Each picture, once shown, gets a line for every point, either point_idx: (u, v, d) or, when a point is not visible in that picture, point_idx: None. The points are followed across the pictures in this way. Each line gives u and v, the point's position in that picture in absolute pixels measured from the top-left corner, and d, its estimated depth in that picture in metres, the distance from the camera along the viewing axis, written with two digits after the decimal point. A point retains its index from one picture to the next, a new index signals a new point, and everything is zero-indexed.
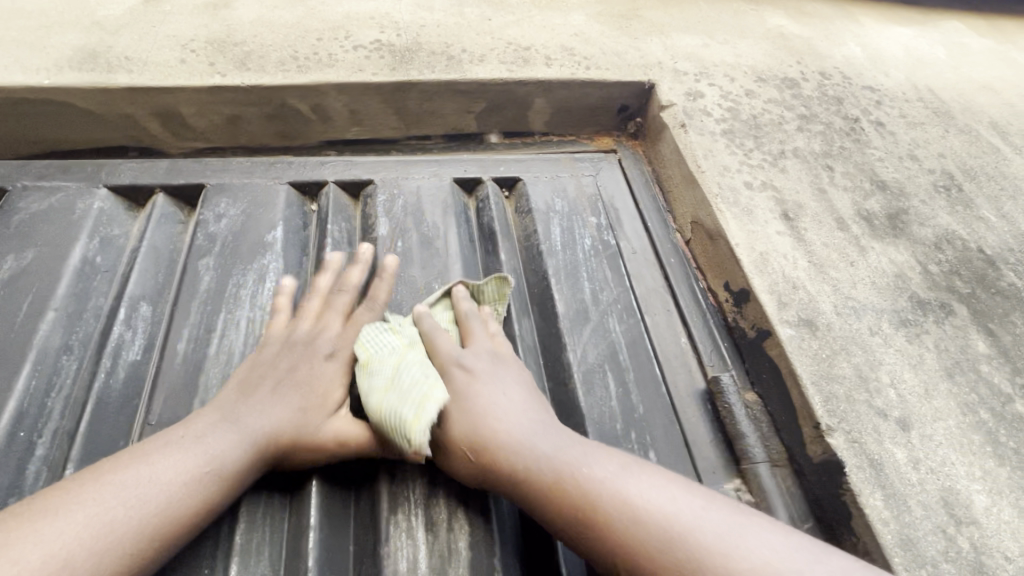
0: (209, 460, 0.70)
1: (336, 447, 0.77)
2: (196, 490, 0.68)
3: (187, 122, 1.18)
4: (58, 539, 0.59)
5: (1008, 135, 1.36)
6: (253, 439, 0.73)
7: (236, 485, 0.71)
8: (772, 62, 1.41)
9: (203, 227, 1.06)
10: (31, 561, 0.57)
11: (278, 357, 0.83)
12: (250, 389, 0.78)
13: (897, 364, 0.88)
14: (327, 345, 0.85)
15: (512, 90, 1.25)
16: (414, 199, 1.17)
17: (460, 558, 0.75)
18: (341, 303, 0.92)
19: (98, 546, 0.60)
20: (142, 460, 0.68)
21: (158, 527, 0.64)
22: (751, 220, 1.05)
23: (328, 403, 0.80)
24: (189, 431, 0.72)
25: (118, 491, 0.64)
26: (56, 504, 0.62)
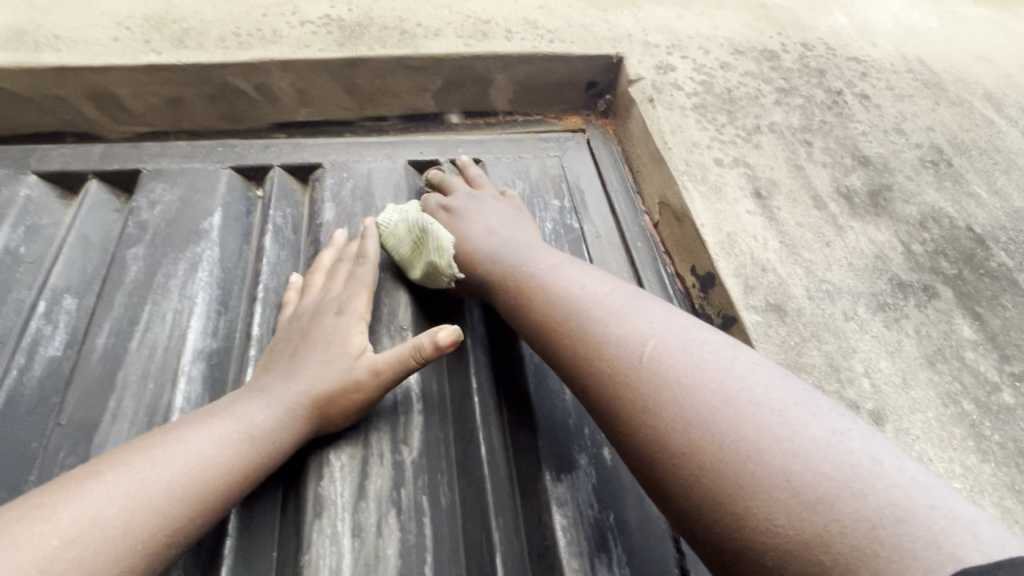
0: (240, 420, 0.68)
1: (372, 377, 0.75)
2: (228, 450, 0.65)
3: (123, 104, 1.11)
4: (88, 501, 0.56)
5: (1004, 107, 1.27)
6: (287, 400, 0.72)
7: (269, 446, 0.68)
8: (751, 34, 1.32)
9: (135, 214, 1.00)
10: (61, 518, 0.54)
11: (291, 329, 0.81)
12: (271, 363, 0.77)
13: (873, 351, 0.81)
14: (334, 302, 0.83)
15: (470, 66, 1.18)
16: (365, 182, 1.10)
17: (387, 566, 0.70)
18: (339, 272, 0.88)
19: (129, 507, 0.57)
20: (170, 426, 0.66)
21: (190, 486, 0.61)
22: (720, 198, 0.97)
23: (350, 350, 0.78)
24: (217, 401, 0.71)
25: (147, 452, 0.62)
26: (87, 468, 0.59)
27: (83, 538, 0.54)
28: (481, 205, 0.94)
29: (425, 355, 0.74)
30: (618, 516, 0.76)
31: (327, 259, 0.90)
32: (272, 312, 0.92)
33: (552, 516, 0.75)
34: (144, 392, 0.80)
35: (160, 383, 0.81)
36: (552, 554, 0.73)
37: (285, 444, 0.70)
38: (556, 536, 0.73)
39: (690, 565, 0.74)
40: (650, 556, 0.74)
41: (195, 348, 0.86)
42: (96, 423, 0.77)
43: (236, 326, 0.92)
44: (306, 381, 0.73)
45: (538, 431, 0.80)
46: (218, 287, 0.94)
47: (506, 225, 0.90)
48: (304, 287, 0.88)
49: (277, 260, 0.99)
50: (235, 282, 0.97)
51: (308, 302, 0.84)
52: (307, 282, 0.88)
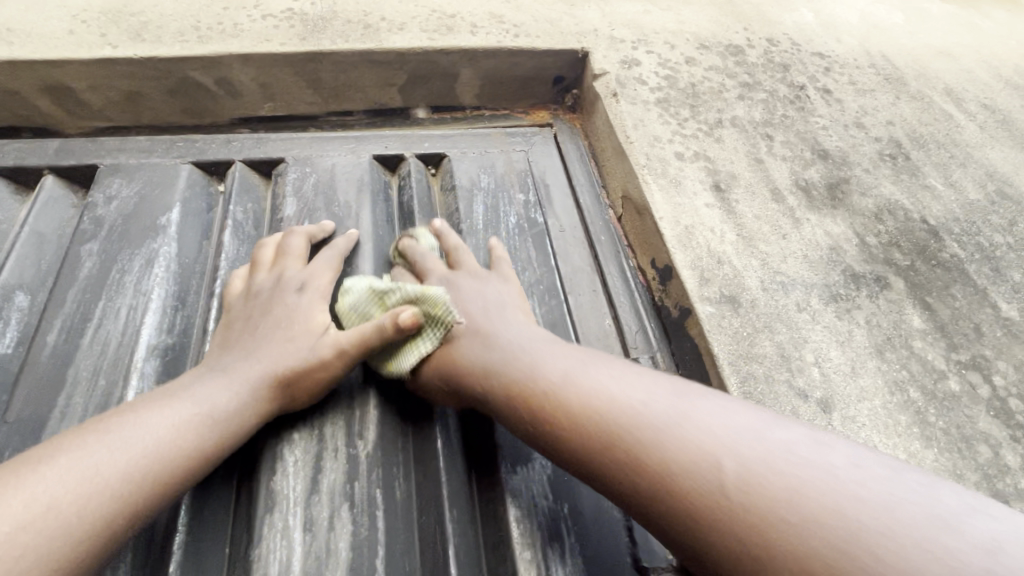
0: (199, 403, 0.68)
1: (336, 356, 0.75)
2: (186, 433, 0.65)
3: (80, 98, 1.10)
4: (41, 486, 0.55)
5: (964, 101, 1.29)
6: (246, 381, 0.72)
7: (229, 428, 0.69)
8: (717, 29, 1.33)
9: (90, 211, 0.98)
10: (11, 504, 0.53)
11: (249, 308, 0.81)
12: (230, 342, 0.77)
13: (824, 340, 0.82)
14: (295, 279, 0.84)
15: (435, 60, 1.17)
16: (327, 177, 1.09)
17: (339, 559, 0.70)
18: (295, 247, 0.89)
19: (84, 489, 0.57)
20: (126, 410, 0.65)
21: (147, 469, 0.61)
22: (679, 192, 0.98)
23: (313, 329, 0.78)
24: (175, 385, 0.70)
25: (103, 437, 0.61)
26: (38, 454, 0.58)
27: (35, 521, 0.53)
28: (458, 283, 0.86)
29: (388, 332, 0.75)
30: (573, 506, 0.76)
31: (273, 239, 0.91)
32: (230, 307, 0.92)
33: (505, 508, 0.75)
34: (95, 388, 0.80)
35: (112, 380, 0.81)
36: (505, 545, 0.74)
37: (246, 426, 0.71)
38: (509, 528, 0.74)
39: (643, 553, 0.74)
40: (603, 544, 0.74)
41: (149, 344, 0.85)
42: (44, 421, 0.76)
43: (194, 321, 0.91)
44: (266, 362, 0.73)
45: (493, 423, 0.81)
46: (175, 283, 0.93)
47: (488, 306, 0.82)
48: (255, 262, 0.88)
49: (236, 255, 0.98)
50: (194, 277, 0.95)
51: (264, 280, 0.84)
52: (258, 255, 0.88)
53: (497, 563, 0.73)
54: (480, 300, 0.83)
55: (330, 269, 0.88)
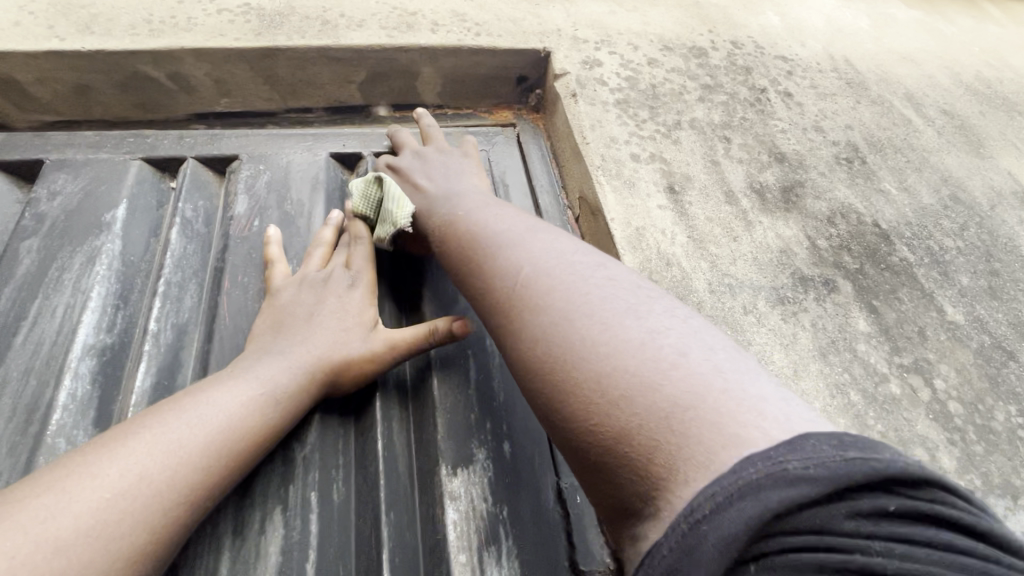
0: (263, 383, 0.70)
1: (387, 353, 0.78)
2: (255, 410, 0.67)
3: (27, 92, 1.08)
4: (129, 458, 0.58)
5: (924, 106, 1.30)
6: (304, 363, 0.73)
7: (291, 407, 0.71)
8: (681, 31, 1.33)
9: (33, 206, 0.96)
10: (108, 473, 0.57)
11: (300, 294, 0.82)
12: (282, 324, 0.78)
13: (768, 343, 0.82)
14: (345, 273, 0.85)
15: (394, 58, 1.16)
16: (282, 174, 1.08)
17: (269, 563, 0.69)
18: (346, 243, 0.90)
19: (168, 462, 0.59)
20: (199, 389, 0.67)
21: (221, 443, 0.63)
22: (632, 193, 0.98)
23: (366, 322, 0.80)
24: (238, 365, 0.72)
25: (179, 413, 0.64)
26: (121, 432, 0.61)
27: (132, 489, 0.57)
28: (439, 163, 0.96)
29: (437, 338, 0.80)
30: (512, 508, 0.76)
31: (326, 233, 0.92)
32: (174, 306, 0.91)
33: (444, 511, 0.74)
34: (25, 388, 0.78)
35: (43, 380, 0.79)
36: (441, 549, 0.72)
37: (305, 404, 0.72)
38: (446, 530, 0.73)
39: (580, 556, 0.74)
40: (539, 548, 0.74)
41: (86, 342, 0.83)
42: None
43: (136, 320, 0.89)
44: (322, 346, 0.75)
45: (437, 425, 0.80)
46: (118, 281, 0.91)
47: (456, 175, 0.93)
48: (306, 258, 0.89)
49: (183, 254, 0.97)
50: (139, 276, 0.94)
51: (317, 273, 0.85)
52: (311, 251, 0.90)
53: (433, 567, 0.72)
54: (449, 172, 0.93)
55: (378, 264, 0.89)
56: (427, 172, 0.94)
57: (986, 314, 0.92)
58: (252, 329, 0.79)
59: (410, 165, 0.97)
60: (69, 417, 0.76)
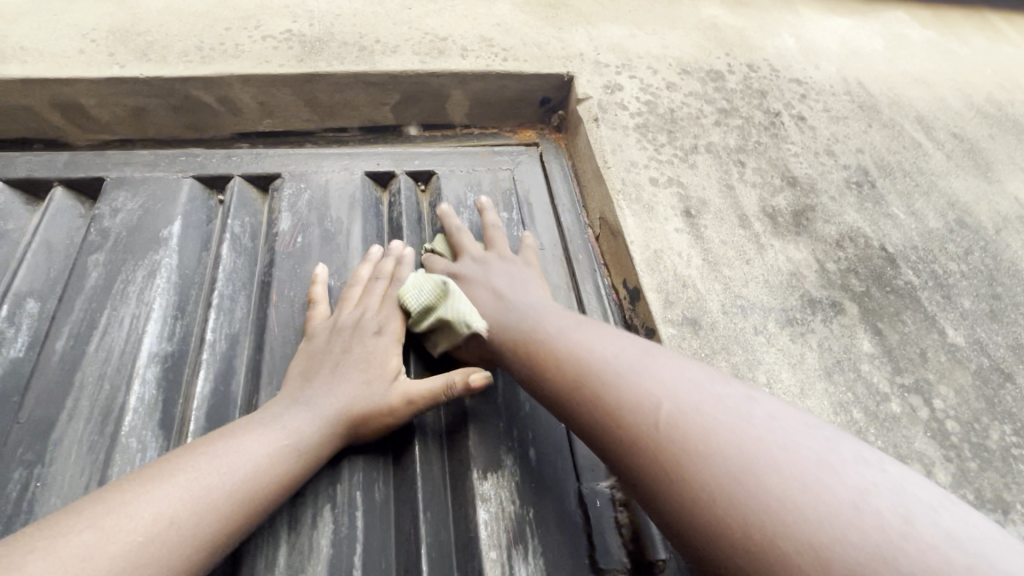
0: (289, 433, 0.74)
1: (407, 405, 0.81)
2: (280, 460, 0.72)
3: (89, 113, 1.16)
4: (163, 501, 0.62)
5: (934, 130, 1.34)
6: (329, 415, 0.78)
7: (313, 458, 0.75)
8: (699, 54, 1.39)
9: (97, 222, 1.05)
10: (144, 515, 0.60)
11: (330, 342, 0.87)
12: (313, 373, 0.83)
13: (776, 363, 0.89)
14: (375, 321, 0.89)
15: (426, 82, 1.23)
16: (321, 193, 1.15)
17: (319, 555, 0.77)
18: (378, 288, 0.94)
19: (198, 508, 0.64)
20: (229, 435, 0.72)
21: (245, 491, 0.68)
22: (651, 216, 1.04)
23: (388, 374, 0.83)
24: (268, 412, 0.77)
25: (211, 459, 0.68)
26: (159, 470, 0.65)
27: (163, 532, 0.61)
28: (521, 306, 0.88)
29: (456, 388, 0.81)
30: (537, 511, 0.83)
31: (362, 274, 0.97)
32: (227, 318, 0.98)
33: (476, 511, 0.81)
34: (100, 392, 0.86)
35: (116, 384, 0.87)
36: (474, 546, 0.79)
37: (328, 453, 0.77)
38: (478, 529, 0.80)
39: (599, 556, 0.81)
40: (561, 548, 0.80)
41: (151, 350, 0.92)
42: (54, 421, 0.83)
43: (193, 329, 0.98)
44: (349, 398, 0.80)
45: (469, 433, 0.87)
46: (176, 293, 0.99)
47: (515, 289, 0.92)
48: (341, 298, 0.94)
49: (234, 267, 1.05)
50: (193, 288, 1.02)
51: (348, 316, 0.90)
52: (347, 293, 0.94)
53: (466, 561, 0.79)
54: (507, 283, 0.93)
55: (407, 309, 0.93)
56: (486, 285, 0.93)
57: (986, 337, 0.97)
58: (286, 374, 0.85)
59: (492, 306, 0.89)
60: (139, 419, 0.85)
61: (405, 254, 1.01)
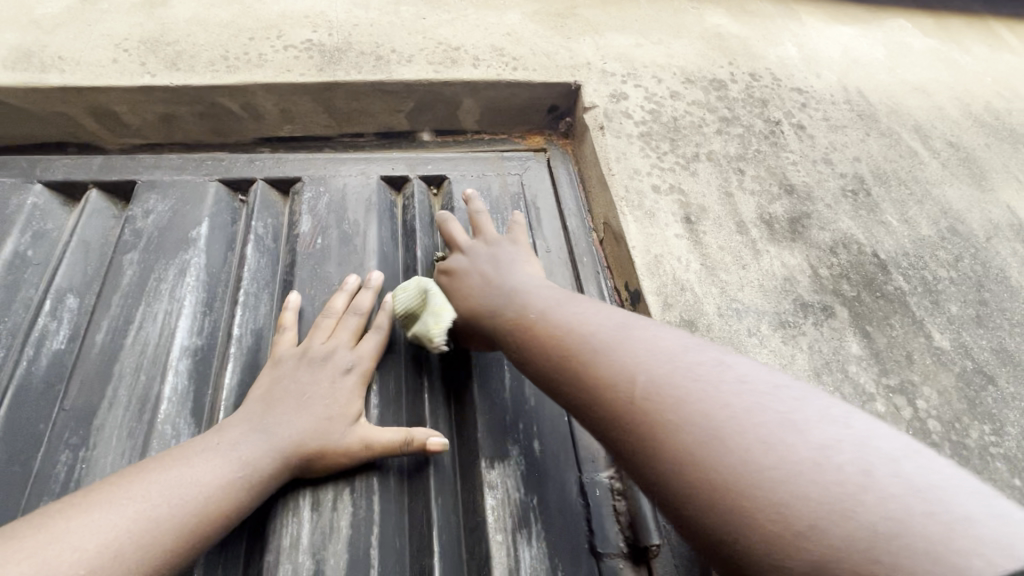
0: (244, 464, 0.77)
1: (362, 449, 0.84)
2: (230, 492, 0.74)
3: (121, 119, 1.23)
4: (109, 532, 0.65)
5: (931, 138, 1.38)
6: (283, 447, 0.80)
7: (264, 490, 0.78)
8: (703, 63, 1.43)
9: (131, 223, 1.11)
10: (88, 547, 0.63)
11: (297, 370, 0.88)
12: (273, 400, 0.84)
13: (768, 363, 0.94)
14: (346, 358, 0.91)
15: (439, 90, 1.28)
16: (339, 197, 1.21)
17: (340, 535, 0.83)
18: (353, 324, 0.96)
19: (143, 541, 0.67)
20: (183, 462, 0.74)
21: (192, 523, 0.71)
22: (652, 222, 1.09)
23: (350, 415, 0.86)
24: (224, 437, 0.79)
25: (160, 489, 0.71)
26: (106, 498, 0.68)
27: (105, 564, 0.63)
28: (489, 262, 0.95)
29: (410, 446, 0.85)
30: (540, 498, 0.89)
31: (337, 306, 0.99)
32: (252, 314, 1.05)
33: (483, 497, 0.88)
34: (137, 382, 0.93)
35: (152, 375, 0.94)
36: (481, 529, 0.86)
37: (279, 483, 0.80)
38: (485, 514, 0.87)
39: (597, 541, 0.87)
40: (562, 532, 0.86)
41: (182, 344, 0.98)
42: (95, 408, 0.90)
43: (220, 325, 1.04)
44: (306, 433, 0.81)
45: (477, 426, 0.93)
46: (204, 290, 1.06)
47: (511, 268, 0.93)
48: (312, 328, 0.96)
49: (257, 266, 1.11)
50: (220, 285, 1.09)
51: (319, 347, 0.91)
52: (319, 322, 0.96)
53: (474, 543, 0.86)
54: (503, 264, 0.94)
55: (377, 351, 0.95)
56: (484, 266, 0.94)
57: (971, 341, 1.02)
58: (249, 394, 0.87)
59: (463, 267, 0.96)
60: (173, 407, 0.92)
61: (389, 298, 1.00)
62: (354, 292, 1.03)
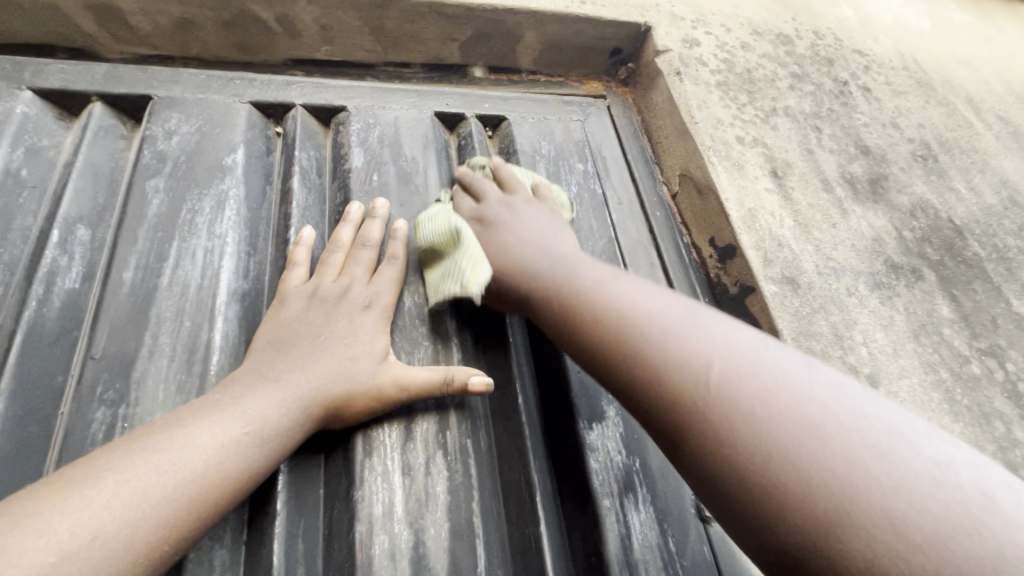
0: (249, 420, 0.64)
1: (394, 391, 0.74)
2: (235, 452, 0.62)
3: (128, 22, 1.02)
4: (86, 512, 0.52)
5: (982, 111, 1.38)
6: (297, 396, 0.68)
7: (277, 448, 0.66)
8: (768, 16, 1.36)
9: (150, 144, 0.94)
10: (57, 531, 0.50)
11: (309, 310, 0.77)
12: (284, 344, 0.73)
13: (870, 324, 0.91)
14: (362, 294, 0.81)
15: (502, 19, 1.15)
16: (392, 130, 1.08)
17: (437, 502, 0.74)
18: (365, 258, 0.86)
19: (129, 517, 0.53)
20: (172, 424, 0.61)
21: (191, 492, 0.58)
22: (742, 175, 1.03)
23: (375, 354, 0.75)
24: (225, 393, 0.66)
25: (147, 456, 0.57)
26: (83, 472, 0.54)
27: (82, 551, 0.50)
28: (522, 214, 0.89)
29: (449, 387, 0.75)
30: (642, 461, 0.83)
31: (344, 238, 0.88)
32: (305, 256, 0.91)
33: (584, 460, 0.81)
34: (180, 329, 0.79)
35: (197, 322, 0.80)
36: (585, 494, 0.79)
37: (294, 440, 0.68)
38: (588, 478, 0.79)
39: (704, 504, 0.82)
40: (669, 495, 0.81)
41: (228, 287, 0.84)
42: (133, 358, 0.76)
43: (266, 268, 0.90)
44: (325, 375, 0.71)
45: (568, 382, 0.85)
46: (246, 228, 0.91)
47: (549, 236, 0.85)
48: (322, 264, 0.85)
49: (305, 203, 0.97)
50: (262, 223, 0.94)
51: (331, 286, 0.81)
52: (327, 258, 0.85)
53: (576, 509, 0.79)
54: (540, 230, 0.86)
55: (396, 290, 0.85)
56: (518, 230, 0.85)
57: None
58: (254, 342, 0.76)
59: (499, 215, 0.90)
60: (226, 358, 0.78)
61: (400, 228, 0.89)
62: (360, 223, 0.91)
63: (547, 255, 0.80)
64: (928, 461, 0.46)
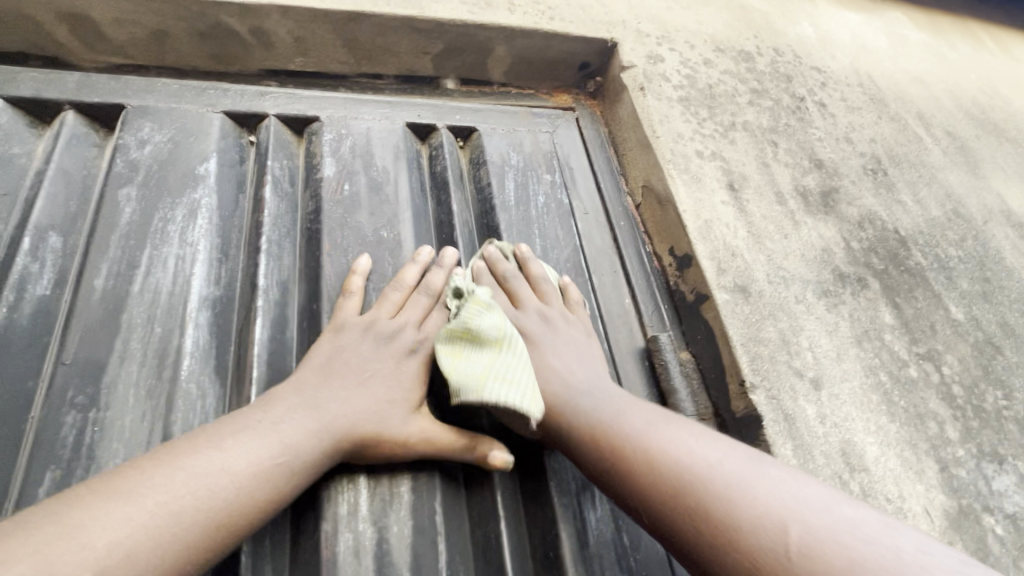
0: (285, 450, 0.66)
1: (417, 446, 0.76)
2: (265, 480, 0.64)
3: (101, 31, 1.04)
4: (124, 528, 0.53)
5: (932, 127, 1.46)
6: (332, 430, 0.70)
7: (306, 477, 0.67)
8: (731, 34, 1.42)
9: (122, 153, 0.96)
10: (97, 546, 0.51)
11: (363, 345, 0.80)
12: (329, 374, 0.75)
13: (816, 329, 0.96)
14: (411, 340, 0.83)
15: (473, 34, 1.19)
16: (363, 140, 1.11)
17: (400, 501, 0.77)
18: (421, 303, 0.89)
19: (164, 536, 0.55)
20: (215, 445, 0.63)
21: (222, 517, 0.59)
22: (699, 187, 1.08)
23: (411, 405, 0.78)
24: (265, 415, 0.68)
25: (188, 477, 0.59)
26: (124, 487, 0.56)
27: (116, 569, 0.51)
28: (557, 333, 0.88)
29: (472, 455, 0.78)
30: None
31: (409, 279, 0.90)
32: (276, 263, 0.93)
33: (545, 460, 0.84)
34: (151, 335, 0.81)
35: (168, 328, 0.82)
36: (545, 493, 0.82)
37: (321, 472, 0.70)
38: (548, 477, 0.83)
39: None
40: None
41: (200, 294, 0.87)
42: (103, 363, 0.78)
43: (238, 275, 0.92)
44: (360, 416, 0.73)
45: None
46: (218, 235, 0.94)
47: (580, 366, 0.83)
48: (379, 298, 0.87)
49: (277, 212, 0.99)
50: (235, 231, 0.96)
51: (388, 324, 0.83)
52: (387, 293, 0.88)
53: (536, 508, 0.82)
54: (575, 355, 0.85)
55: None
56: (556, 354, 0.84)
57: (980, 314, 1.10)
58: (303, 362, 0.78)
59: (534, 328, 0.88)
60: (196, 363, 0.81)
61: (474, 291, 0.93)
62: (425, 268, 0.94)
63: (588, 390, 0.79)
64: (911, 553, 0.54)
